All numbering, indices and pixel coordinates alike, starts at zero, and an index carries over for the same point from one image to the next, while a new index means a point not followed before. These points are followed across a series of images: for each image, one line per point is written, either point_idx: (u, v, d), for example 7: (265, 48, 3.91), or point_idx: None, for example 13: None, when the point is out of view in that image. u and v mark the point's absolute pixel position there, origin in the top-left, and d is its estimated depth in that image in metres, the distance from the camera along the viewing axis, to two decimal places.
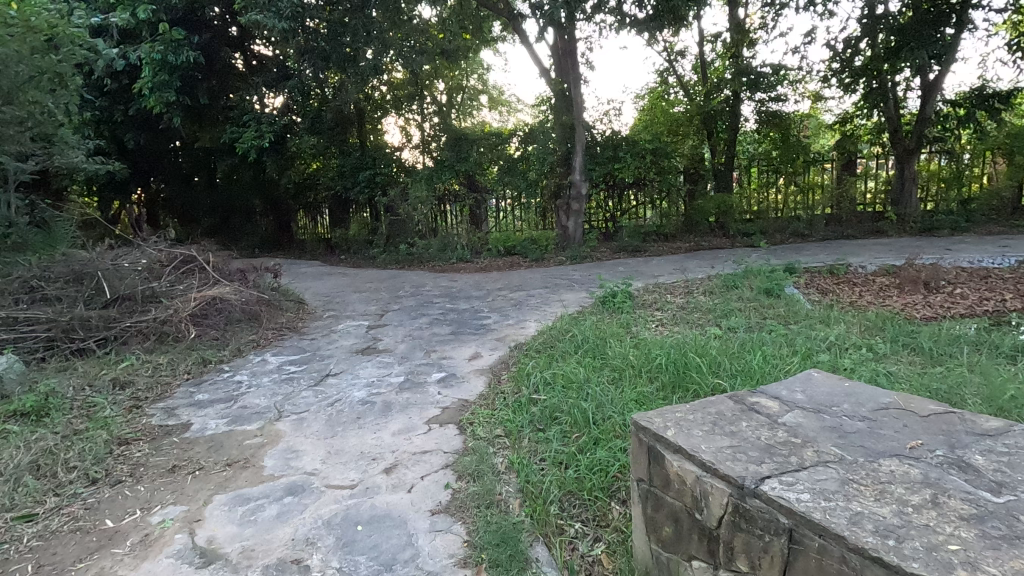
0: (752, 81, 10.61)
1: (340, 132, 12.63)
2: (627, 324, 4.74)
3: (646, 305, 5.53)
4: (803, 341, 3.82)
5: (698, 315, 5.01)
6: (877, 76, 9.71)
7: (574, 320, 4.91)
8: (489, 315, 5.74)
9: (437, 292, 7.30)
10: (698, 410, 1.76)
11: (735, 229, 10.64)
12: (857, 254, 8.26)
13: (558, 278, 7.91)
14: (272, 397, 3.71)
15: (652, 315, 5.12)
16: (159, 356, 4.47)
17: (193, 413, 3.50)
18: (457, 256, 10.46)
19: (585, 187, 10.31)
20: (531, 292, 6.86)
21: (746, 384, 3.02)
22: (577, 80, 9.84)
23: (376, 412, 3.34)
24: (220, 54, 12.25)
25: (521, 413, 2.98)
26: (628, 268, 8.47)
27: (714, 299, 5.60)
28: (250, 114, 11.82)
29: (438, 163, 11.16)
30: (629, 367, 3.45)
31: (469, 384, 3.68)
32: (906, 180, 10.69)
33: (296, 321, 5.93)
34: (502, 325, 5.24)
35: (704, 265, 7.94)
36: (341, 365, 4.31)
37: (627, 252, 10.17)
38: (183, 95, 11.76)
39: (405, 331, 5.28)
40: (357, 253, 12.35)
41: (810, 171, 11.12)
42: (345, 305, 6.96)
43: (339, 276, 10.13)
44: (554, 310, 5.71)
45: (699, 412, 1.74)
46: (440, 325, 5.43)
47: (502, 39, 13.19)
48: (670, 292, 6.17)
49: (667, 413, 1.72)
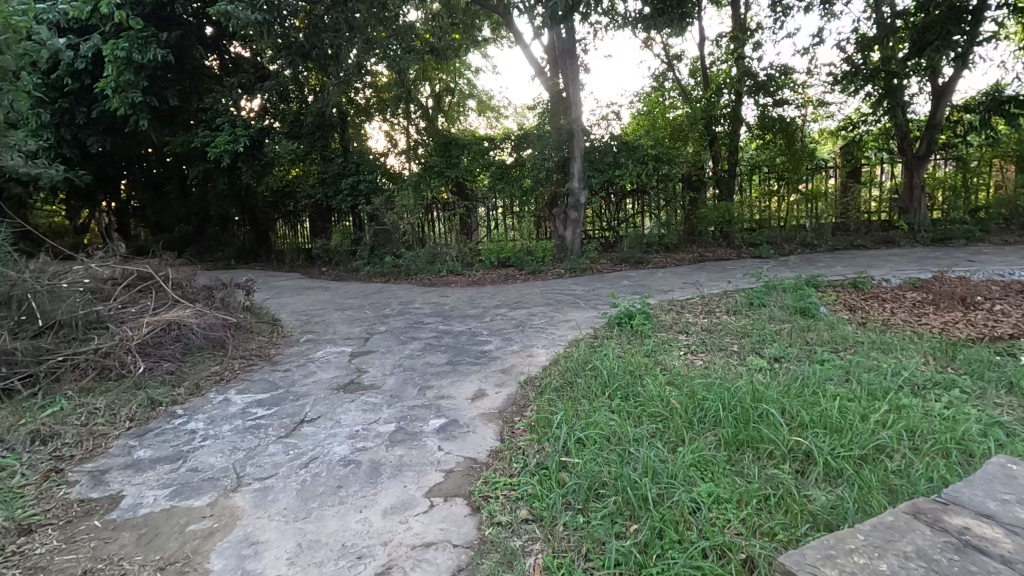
0: (757, 84, 10.15)
1: (321, 136, 11.86)
2: (654, 354, 4.11)
3: (668, 328, 4.89)
4: (873, 377, 3.22)
5: (731, 341, 4.41)
6: (886, 79, 9.32)
7: (593, 349, 4.27)
8: (490, 339, 5.08)
9: (429, 310, 6.62)
10: (883, 551, 1.53)
11: (740, 240, 10.13)
12: (877, 266, 7.78)
13: (560, 293, 7.29)
14: (231, 454, 2.98)
15: (678, 341, 4.50)
16: (96, 396, 3.72)
17: (128, 480, 2.75)
18: (446, 268, 9.78)
19: (584, 195, 9.70)
20: (533, 311, 6.22)
21: (834, 441, 2.39)
22: (575, 81, 9.24)
23: (362, 478, 2.64)
24: (193, 54, 11.48)
25: (551, 487, 2.32)
26: (633, 281, 7.89)
27: (742, 320, 5.00)
28: (224, 116, 11.04)
29: (426, 170, 10.53)
30: (676, 416, 2.80)
31: (476, 436, 3.00)
32: (915, 188, 10.34)
33: (268, 347, 5.18)
34: (508, 352, 4.58)
35: (717, 279, 7.36)
36: (320, 408, 3.59)
37: (629, 264, 9.56)
38: (152, 96, 10.95)
39: (396, 359, 4.61)
40: (340, 265, 11.60)
41: (815, 178, 10.55)
42: (326, 327, 6.23)
43: (319, 290, 9.37)
44: (564, 334, 5.08)
45: (887, 556, 1.50)
46: (435, 352, 4.74)
47: (493, 41, 12.63)
48: (689, 310, 5.58)
49: (844, 561, 1.47)
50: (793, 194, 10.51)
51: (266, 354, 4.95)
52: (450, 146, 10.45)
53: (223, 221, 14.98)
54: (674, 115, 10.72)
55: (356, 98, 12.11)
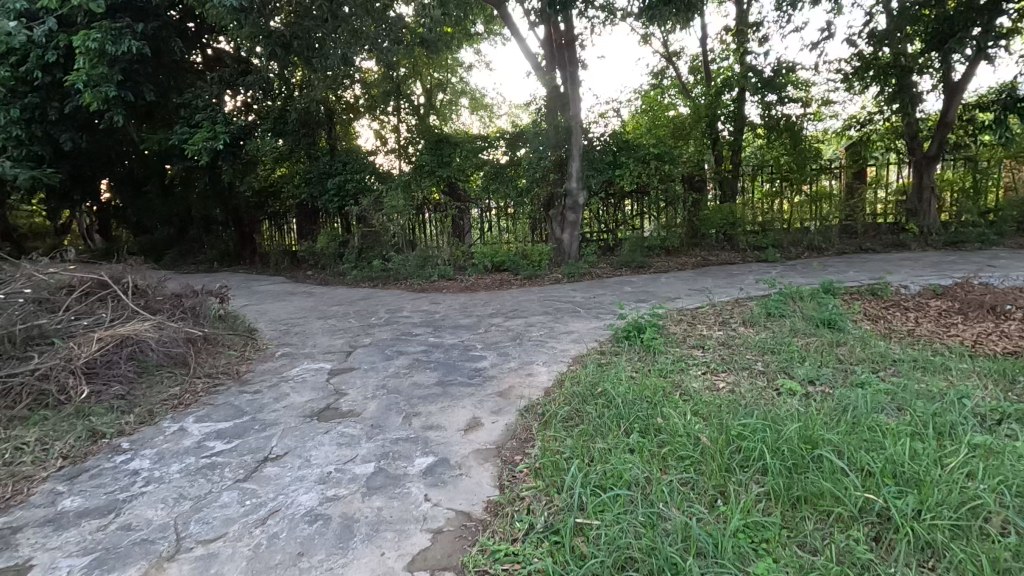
0: (763, 80, 9.72)
1: (307, 134, 11.32)
2: (671, 378, 3.63)
3: (681, 343, 4.43)
4: (932, 407, 2.78)
5: (753, 359, 3.96)
6: (898, 77, 8.96)
7: (602, 369, 3.80)
8: (484, 354, 4.60)
9: (418, 320, 6.12)
10: None
11: (745, 243, 9.70)
12: (893, 271, 7.37)
13: (558, 300, 6.82)
14: (174, 506, 2.48)
15: (696, 359, 4.03)
16: (26, 429, 3.19)
17: (43, 543, 2.25)
18: (438, 273, 9.28)
19: (582, 197, 9.24)
20: (531, 321, 5.74)
21: (915, 498, 1.94)
22: (574, 76, 8.80)
23: (330, 541, 2.15)
24: (172, 46, 10.90)
25: (568, 562, 1.85)
26: (637, 287, 7.45)
27: (763, 333, 4.55)
28: (203, 112, 10.48)
29: (417, 169, 10.07)
30: (713, 462, 2.33)
31: (471, 482, 2.52)
32: (925, 190, 9.97)
33: (238, 364, 4.66)
34: (505, 372, 4.09)
35: (726, 286, 6.92)
36: (288, 442, 3.09)
37: (630, 269, 9.09)
38: (127, 91, 10.35)
39: (379, 379, 4.11)
40: (326, 269, 11.05)
41: (819, 179, 10.19)
42: (305, 339, 5.71)
43: (303, 296, 8.83)
44: (566, 349, 4.59)
45: None
46: (424, 371, 4.24)
47: (486, 36, 12.16)
48: (701, 321, 5.13)
49: None
50: (797, 195, 10.13)
51: (234, 372, 4.44)
52: (441, 144, 10.01)
53: (205, 222, 14.39)
54: (675, 113, 10.30)
55: (343, 95, 11.59)
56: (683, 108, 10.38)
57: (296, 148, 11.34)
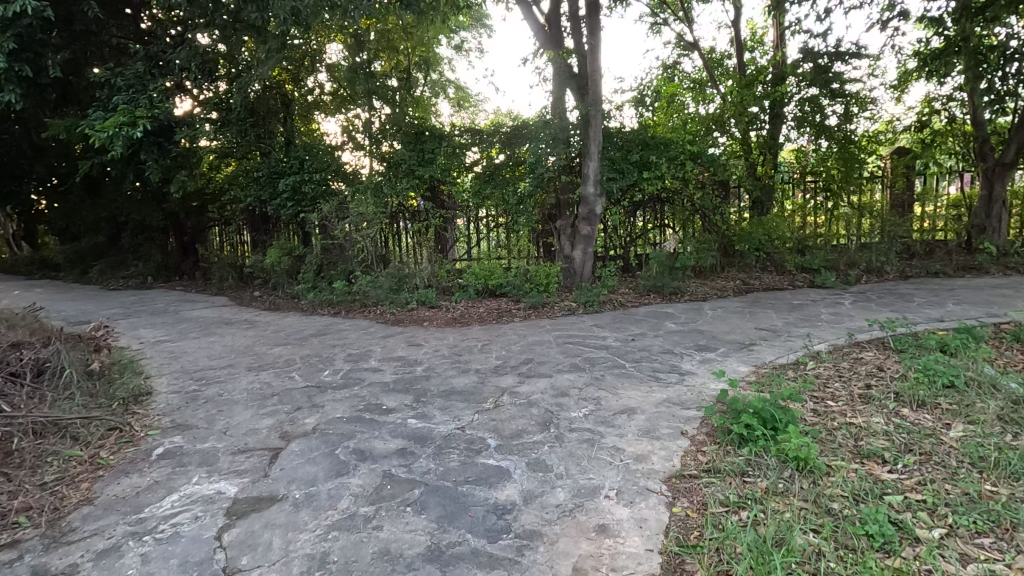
0: (814, 71, 8.09)
1: (256, 124, 9.18)
2: (915, 572, 1.81)
3: (843, 453, 2.60)
4: None
5: (1017, 502, 2.18)
6: (979, 71, 7.44)
7: (763, 541, 1.96)
8: (505, 467, 2.69)
9: (390, 381, 4.15)
10: None
11: (794, 265, 8.02)
12: (1013, 305, 5.73)
13: (586, 345, 4.97)
14: None
15: (908, 501, 2.20)
16: None
17: None
18: (418, 298, 7.31)
19: (600, 204, 7.49)
20: (561, 385, 3.87)
21: None
22: (595, 51, 6.96)
23: None
24: (86, 11, 8.68)
25: None
26: (683, 324, 5.67)
27: (969, 431, 2.77)
28: (124, 94, 8.30)
29: (393, 167, 8.12)
30: None
31: None
32: (994, 203, 8.54)
33: (72, 487, 2.67)
34: (558, 525, 2.19)
35: (809, 327, 5.16)
36: None
37: (659, 295, 7.30)
38: (22, 64, 8.09)
39: (317, 539, 2.17)
40: (277, 289, 8.96)
41: (867, 188, 8.66)
42: (214, 415, 3.65)
43: (240, 329, 6.73)
44: (645, 456, 2.72)
45: None
46: (402, 514, 2.31)
47: (473, 17, 10.36)
48: (834, 396, 3.36)
49: None
50: (841, 207, 8.60)
51: (41, 521, 2.39)
52: (422, 137, 8.09)
53: (138, 230, 12.10)
54: (697, 111, 8.70)
55: (304, 79, 9.52)
56: (711, 104, 8.63)
57: (240, 141, 9.22)
